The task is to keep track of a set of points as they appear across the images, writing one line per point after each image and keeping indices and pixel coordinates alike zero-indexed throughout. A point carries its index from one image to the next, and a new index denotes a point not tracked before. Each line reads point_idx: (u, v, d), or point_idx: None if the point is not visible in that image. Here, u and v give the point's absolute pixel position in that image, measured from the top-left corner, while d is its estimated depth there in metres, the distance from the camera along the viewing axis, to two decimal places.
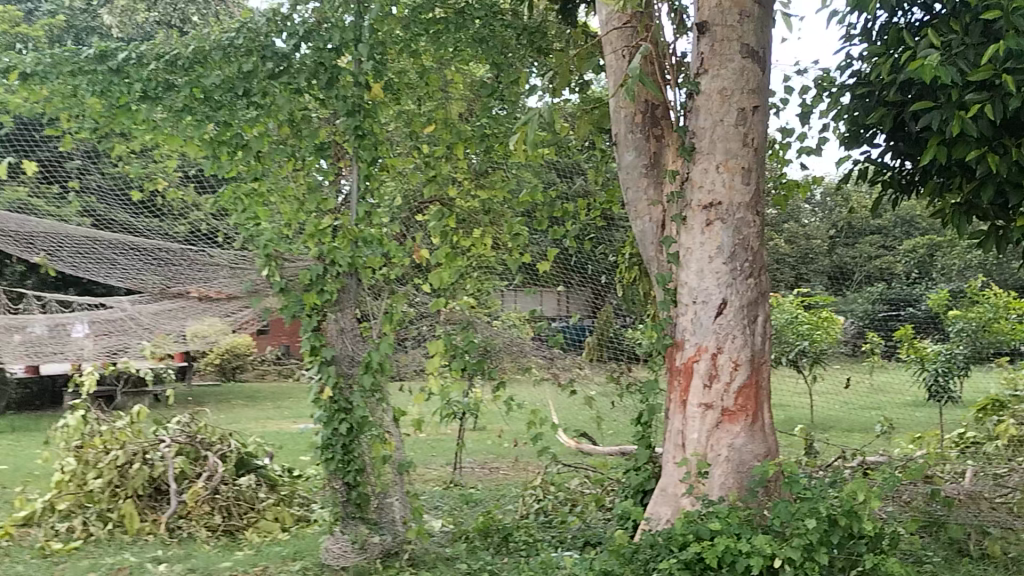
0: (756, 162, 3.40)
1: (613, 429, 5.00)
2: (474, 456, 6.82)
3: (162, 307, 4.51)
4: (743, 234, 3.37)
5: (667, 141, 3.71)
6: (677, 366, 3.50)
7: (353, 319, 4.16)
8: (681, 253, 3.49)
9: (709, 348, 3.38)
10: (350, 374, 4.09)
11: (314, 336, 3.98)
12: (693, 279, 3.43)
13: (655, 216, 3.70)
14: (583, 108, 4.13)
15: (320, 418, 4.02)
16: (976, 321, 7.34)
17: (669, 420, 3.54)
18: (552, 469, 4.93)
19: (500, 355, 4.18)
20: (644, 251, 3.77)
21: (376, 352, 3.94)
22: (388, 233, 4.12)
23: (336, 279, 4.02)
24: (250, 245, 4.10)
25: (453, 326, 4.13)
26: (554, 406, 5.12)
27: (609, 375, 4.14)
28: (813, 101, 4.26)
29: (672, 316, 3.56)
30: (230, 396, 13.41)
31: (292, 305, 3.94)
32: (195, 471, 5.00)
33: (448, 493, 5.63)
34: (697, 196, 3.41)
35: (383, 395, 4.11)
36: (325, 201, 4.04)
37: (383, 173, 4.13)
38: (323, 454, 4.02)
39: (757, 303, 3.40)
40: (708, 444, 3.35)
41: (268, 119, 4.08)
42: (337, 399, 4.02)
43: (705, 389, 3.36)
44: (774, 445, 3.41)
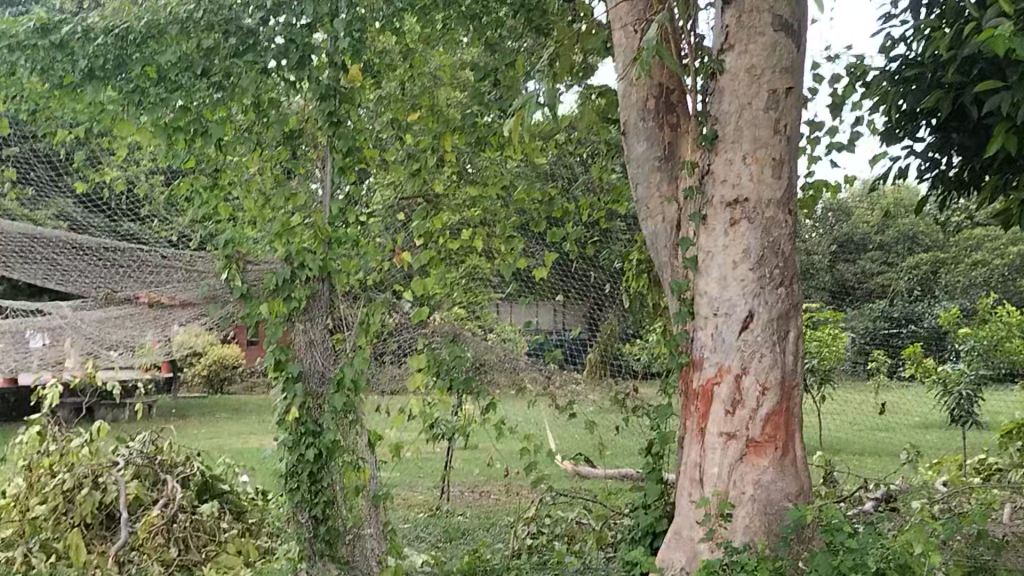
0: (789, 153, 2.94)
1: (614, 455, 4.53)
2: (461, 480, 6.35)
3: (107, 315, 3.68)
4: (773, 236, 2.90)
5: (683, 130, 3.24)
6: (693, 389, 3.03)
7: (325, 331, 3.61)
8: (700, 258, 3.02)
9: (732, 369, 2.90)
10: (320, 392, 3.58)
11: (280, 350, 3.52)
12: (714, 287, 2.95)
13: (669, 215, 3.23)
14: (587, 96, 3.67)
15: (285, 444, 3.53)
16: (988, 339, 6.64)
17: (684, 450, 3.06)
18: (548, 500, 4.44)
19: (491, 373, 3.70)
20: (657, 256, 3.31)
21: (350, 368, 3.46)
22: (366, 233, 3.66)
23: (307, 285, 3.53)
24: (210, 244, 3.63)
25: (438, 340, 3.65)
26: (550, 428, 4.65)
27: (614, 396, 3.67)
28: (845, 92, 3.81)
29: (688, 331, 3.09)
30: (213, 408, 12.97)
31: (256, 314, 3.48)
32: (151, 497, 4.50)
33: (431, 524, 5.14)
34: (720, 191, 2.95)
35: (357, 416, 3.62)
36: (294, 196, 3.56)
37: (361, 166, 3.64)
38: (287, 486, 3.55)
39: (789, 317, 2.93)
40: (730, 481, 2.87)
41: (231, 103, 3.62)
42: (305, 421, 3.54)
43: (727, 418, 2.88)
44: (807, 482, 2.93)
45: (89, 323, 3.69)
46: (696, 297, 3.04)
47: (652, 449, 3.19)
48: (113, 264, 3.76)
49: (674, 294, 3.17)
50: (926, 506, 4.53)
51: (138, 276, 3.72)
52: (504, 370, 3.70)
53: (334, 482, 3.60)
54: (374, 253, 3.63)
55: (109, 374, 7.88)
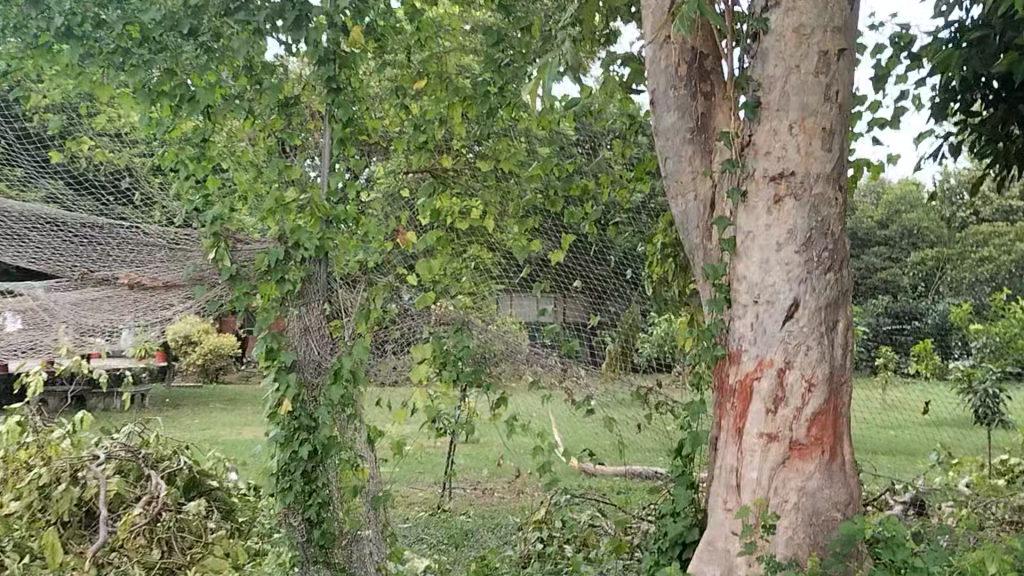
0: (840, 122, 2.63)
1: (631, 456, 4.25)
2: (465, 476, 6.06)
3: (84, 296, 3.43)
4: (822, 215, 2.60)
5: (718, 98, 2.94)
6: (729, 385, 2.73)
7: (322, 317, 3.31)
8: (738, 239, 2.72)
9: (774, 363, 2.60)
10: (316, 383, 3.28)
11: (271, 337, 3.23)
12: (755, 272, 2.65)
13: (702, 193, 2.93)
14: (609, 64, 3.37)
15: (276, 438, 3.23)
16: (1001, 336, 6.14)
17: (718, 452, 2.77)
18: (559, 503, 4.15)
19: (502, 365, 3.40)
20: (687, 238, 3.01)
21: (347, 358, 3.17)
22: (368, 211, 3.36)
23: (301, 266, 3.24)
24: (196, 221, 3.33)
25: (444, 330, 3.36)
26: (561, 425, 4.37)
27: (636, 392, 3.37)
28: (889, 63, 3.52)
29: (723, 320, 2.79)
30: (208, 398, 12.69)
31: (246, 297, 3.20)
32: (133, 493, 4.19)
33: (433, 525, 4.86)
34: (762, 165, 2.65)
35: (356, 411, 3.32)
36: (289, 169, 3.26)
37: (362, 137, 3.35)
38: (277, 484, 3.25)
39: (838, 306, 2.63)
40: (771, 488, 2.58)
41: (222, 68, 3.31)
42: (298, 415, 3.23)
43: (768, 418, 2.59)
44: (856, 489, 2.64)
45: (65, 305, 3.42)
46: (733, 283, 2.74)
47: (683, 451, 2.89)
48: (90, 241, 3.45)
49: (708, 280, 2.87)
50: (962, 513, 4.24)
51: (118, 255, 3.41)
52: (515, 362, 3.40)
53: (330, 482, 3.30)
54: (375, 233, 3.33)
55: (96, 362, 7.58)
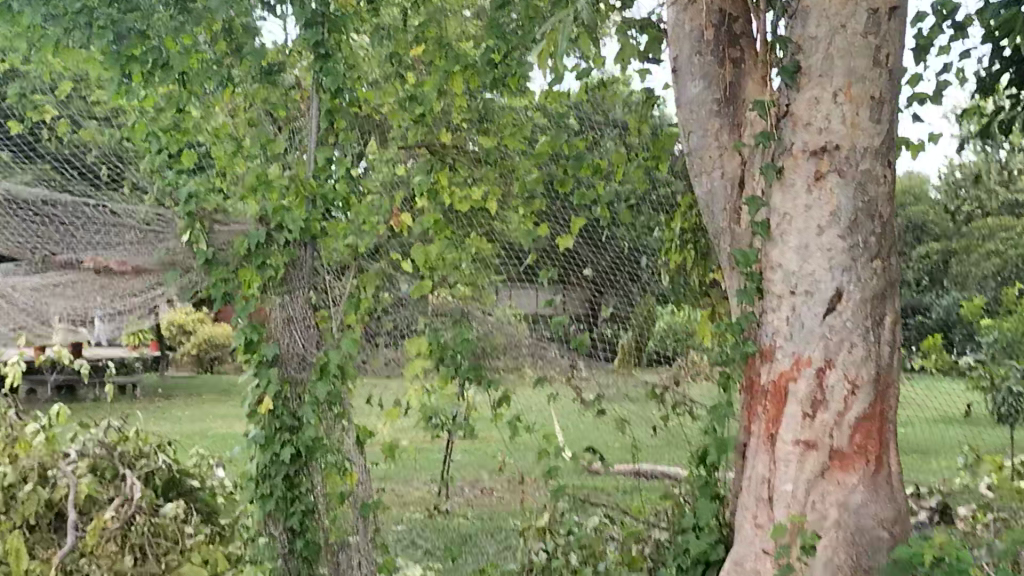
0: (889, 90, 2.34)
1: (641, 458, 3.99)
2: (462, 475, 5.79)
3: (46, 282, 3.00)
4: (869, 195, 2.30)
5: (748, 65, 2.65)
6: (759, 386, 2.44)
7: (307, 306, 3.02)
8: (773, 222, 2.41)
9: (812, 362, 2.30)
10: (300, 380, 2.99)
11: (251, 328, 2.93)
12: (792, 259, 2.35)
13: (730, 171, 2.62)
14: (625, 31, 3.08)
15: (256, 440, 2.91)
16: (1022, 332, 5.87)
17: (747, 461, 2.47)
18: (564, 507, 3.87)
19: (505, 361, 3.10)
20: (712, 222, 2.69)
21: (335, 351, 2.88)
22: (358, 190, 3.06)
23: (285, 251, 2.95)
24: (169, 200, 3.02)
25: (442, 321, 3.06)
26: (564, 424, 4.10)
27: (651, 391, 3.08)
28: (931, 33, 3.22)
29: (754, 313, 2.48)
30: (201, 388, 12.41)
31: (223, 285, 2.93)
32: (105, 496, 3.86)
33: (429, 529, 4.59)
34: (802, 139, 2.35)
35: (344, 410, 3.02)
36: (273, 143, 2.97)
37: (353, 110, 3.04)
38: (256, 491, 2.93)
39: (885, 298, 2.33)
40: (808, 502, 2.29)
41: (199, 31, 3.00)
42: (280, 414, 2.93)
43: (806, 424, 2.29)
44: (904, 504, 2.35)
45: (20, 292, 3.00)
46: (766, 272, 2.44)
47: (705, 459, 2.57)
48: (49, 220, 3.05)
49: (738, 269, 2.56)
50: (993, 522, 3.97)
51: (82, 236, 3.05)
52: (519, 357, 3.11)
53: (315, 489, 3.00)
54: (366, 214, 3.03)
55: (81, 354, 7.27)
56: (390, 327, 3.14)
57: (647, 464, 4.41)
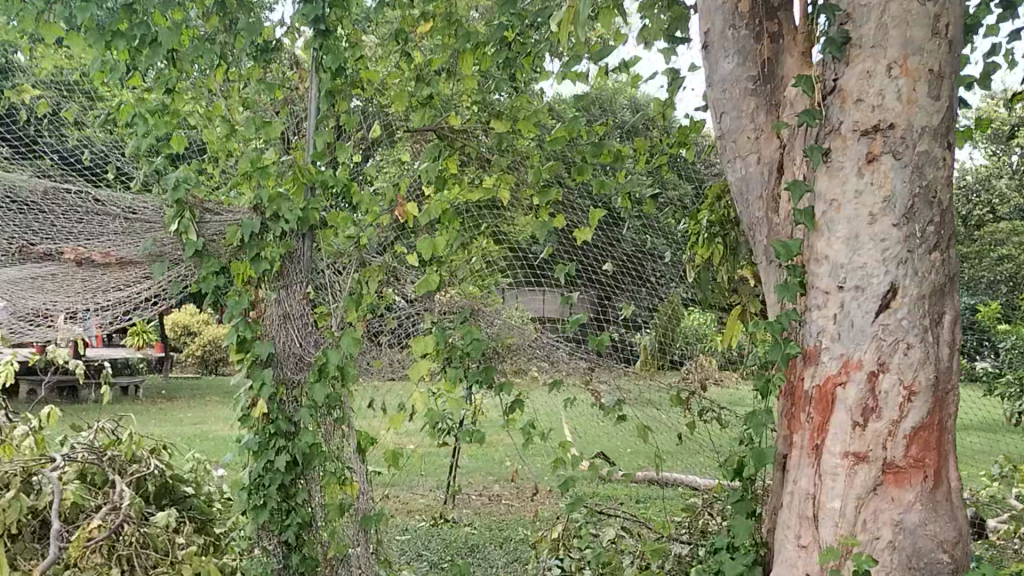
0: (949, 63, 2.10)
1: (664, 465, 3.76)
2: (469, 481, 5.57)
3: (24, 274, 2.88)
4: (926, 179, 2.06)
5: (785, 40, 2.42)
6: (802, 392, 2.21)
7: (304, 302, 2.79)
8: (819, 209, 2.17)
9: (863, 365, 2.07)
10: (297, 381, 2.76)
11: (245, 326, 2.70)
12: (840, 250, 2.12)
13: (768, 155, 2.39)
14: (650, 7, 2.84)
15: (249, 446, 2.67)
16: None
17: (788, 474, 2.24)
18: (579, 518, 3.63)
19: (520, 363, 2.86)
20: (747, 212, 2.45)
21: (334, 351, 2.65)
22: (362, 178, 2.84)
23: (282, 242, 2.72)
24: (157, 186, 2.79)
25: (451, 319, 2.83)
26: (582, 429, 3.86)
27: (677, 396, 2.84)
28: (978, 11, 2.98)
29: (797, 311, 2.24)
30: (203, 391, 12.20)
31: (215, 278, 2.70)
32: (93, 503, 3.63)
33: (434, 540, 4.36)
34: (852, 117, 2.11)
35: (344, 414, 2.79)
36: (269, 126, 2.74)
37: (355, 90, 2.81)
38: (248, 501, 2.68)
39: (943, 294, 2.09)
40: (858, 521, 2.06)
41: (190, 4, 2.77)
42: (275, 418, 2.69)
43: (856, 435, 2.06)
44: (965, 523, 2.11)
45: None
46: (810, 265, 2.21)
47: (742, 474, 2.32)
48: (31, 207, 2.91)
49: (780, 262, 2.32)
50: None
51: (62, 226, 2.87)
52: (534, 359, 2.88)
53: (313, 500, 2.76)
54: (369, 203, 2.80)
55: (81, 358, 7.71)
56: (394, 326, 2.91)
57: (668, 472, 4.19)
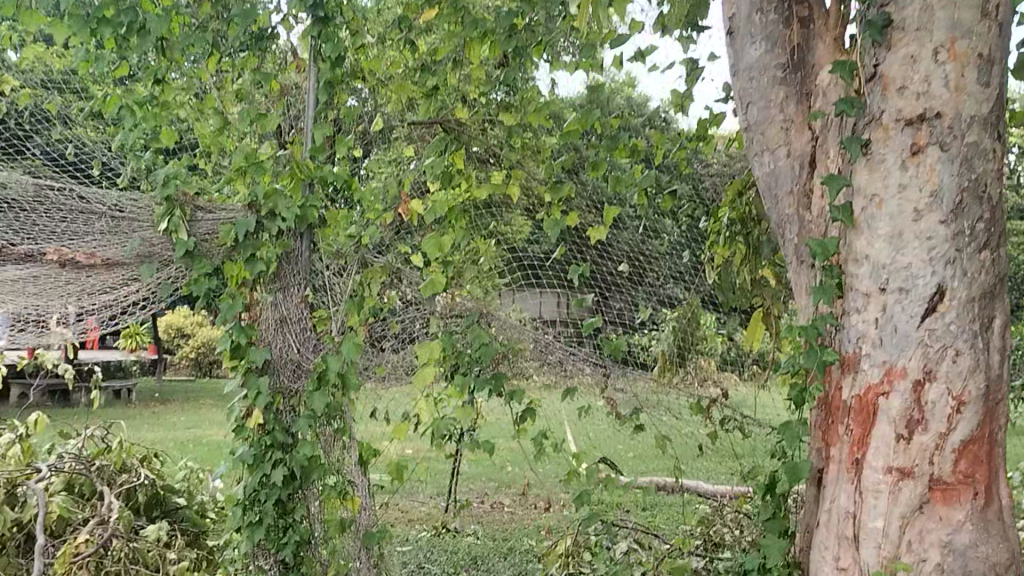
0: (999, 47, 1.94)
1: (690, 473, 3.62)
2: (470, 487, 5.43)
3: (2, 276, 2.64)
4: (976, 172, 1.91)
5: (818, 23, 2.25)
6: (839, 402, 2.06)
7: (302, 305, 2.62)
8: (858, 205, 2.02)
9: (907, 374, 1.92)
10: (295, 390, 2.59)
11: (239, 331, 2.52)
12: (882, 249, 1.96)
13: (800, 147, 2.23)
14: None
15: (244, 459, 2.51)
16: None
17: (824, 489, 2.09)
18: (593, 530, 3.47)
19: (532, 369, 2.72)
20: (775, 209, 2.29)
21: (334, 357, 2.49)
22: (364, 174, 2.69)
23: (278, 242, 2.55)
24: (145, 183, 2.62)
25: (458, 323, 2.67)
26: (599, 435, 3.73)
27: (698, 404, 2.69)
28: None
29: (834, 315, 2.09)
30: (196, 393, 12.04)
31: (208, 280, 2.54)
32: (80, 516, 3.46)
33: (436, 551, 4.21)
34: (895, 106, 1.96)
35: (345, 424, 2.62)
36: (264, 119, 2.58)
37: (356, 81, 2.65)
38: (242, 518, 2.51)
39: (994, 297, 1.93)
40: (903, 542, 1.91)
41: None
42: (271, 429, 2.53)
43: (900, 450, 1.91)
44: (1016, 542, 1.96)
45: None
46: (849, 266, 2.05)
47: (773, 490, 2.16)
48: (10, 206, 2.68)
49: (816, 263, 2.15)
50: None
51: (44, 224, 2.67)
52: (546, 366, 2.72)
53: (312, 516, 2.60)
54: (371, 200, 2.64)
55: (70, 362, 7.73)
56: (398, 330, 2.74)
57: (693, 482, 4.07)
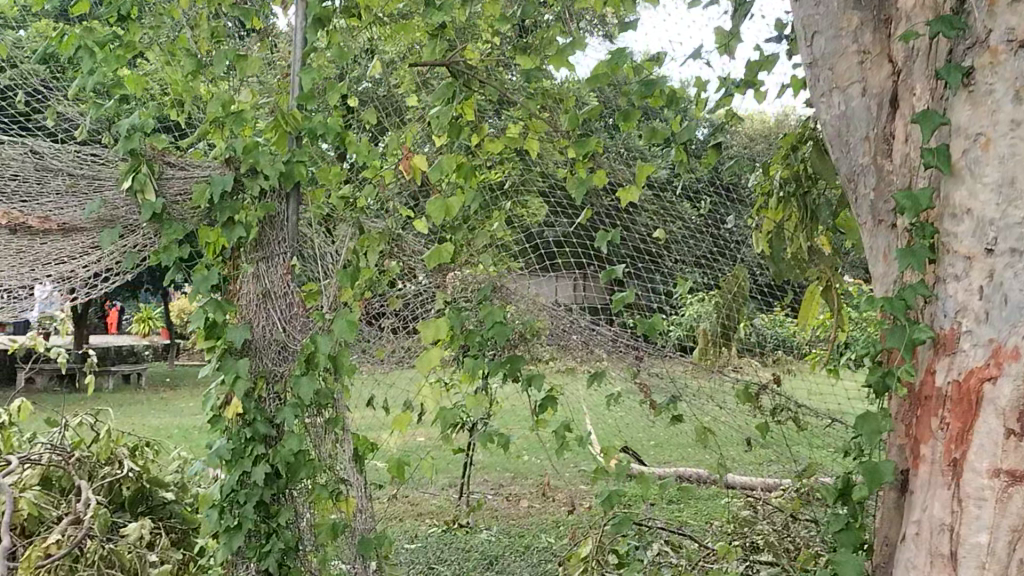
0: None
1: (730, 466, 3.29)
2: (485, 479, 5.12)
3: None
4: None
5: None
6: (933, 391, 1.69)
7: (289, 277, 2.27)
8: (956, 149, 1.65)
9: (1021, 355, 1.54)
10: (280, 374, 2.24)
11: (214, 306, 2.17)
12: (988, 202, 1.59)
13: (878, 83, 1.85)
14: None
15: (220, 455, 2.16)
16: None
17: (911, 495, 1.73)
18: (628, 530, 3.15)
19: (551, 351, 2.40)
20: (849, 160, 1.93)
21: (324, 337, 2.14)
22: (359, 125, 2.33)
23: (260, 204, 2.20)
24: (108, 136, 2.27)
25: (469, 299, 2.31)
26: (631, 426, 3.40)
27: (746, 391, 2.32)
28: None
29: (923, 285, 1.72)
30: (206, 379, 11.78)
31: (178, 248, 2.19)
32: (52, 513, 3.13)
33: (447, 549, 3.86)
34: (1005, 24, 1.59)
35: (337, 415, 2.28)
36: (245, 61, 2.22)
37: (350, 18, 2.29)
38: (219, 523, 2.17)
39: None
40: (1013, 562, 1.55)
41: None
42: (252, 420, 2.18)
43: (1010, 449, 1.54)
44: None
45: None
46: (943, 223, 1.68)
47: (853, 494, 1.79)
48: None
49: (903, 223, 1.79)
50: None
51: None
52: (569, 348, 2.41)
53: (300, 521, 2.25)
54: (368, 157, 2.29)
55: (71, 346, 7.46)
56: (399, 307, 2.38)
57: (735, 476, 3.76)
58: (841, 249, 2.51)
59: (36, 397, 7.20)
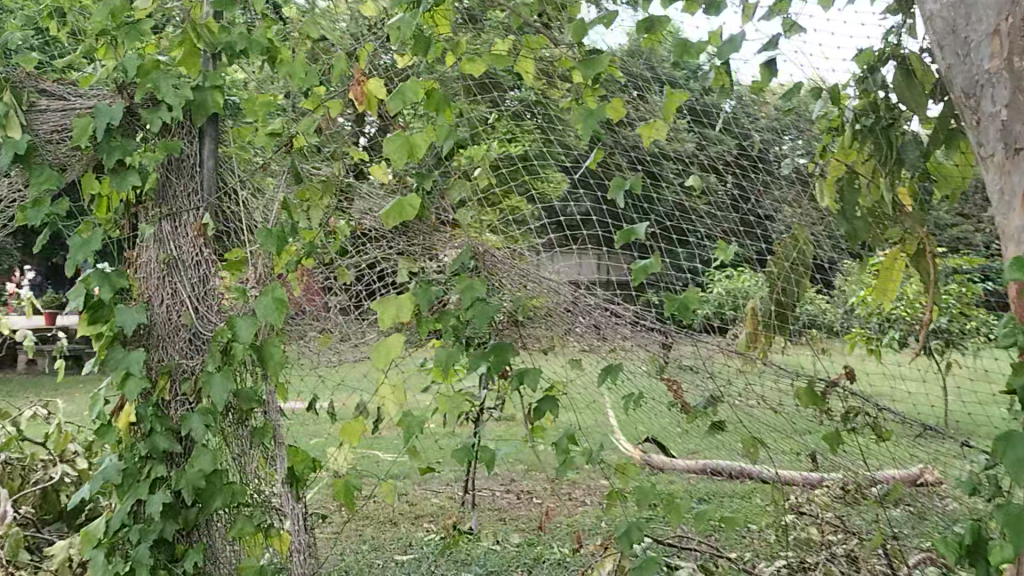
0: None
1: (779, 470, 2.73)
2: (494, 474, 4.57)
3: None
4: None
5: None
6: None
7: (199, 242, 1.71)
8: None
9: None
10: (187, 371, 1.69)
11: (100, 279, 1.63)
12: None
13: None
14: None
15: (107, 478, 1.63)
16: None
17: None
18: (658, 549, 2.58)
19: (552, 337, 1.85)
20: (968, 69, 1.33)
21: (243, 321, 1.59)
22: (298, 44, 1.76)
23: (162, 143, 1.65)
24: None
25: (442, 272, 1.75)
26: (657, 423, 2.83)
27: (812, 389, 1.73)
28: None
29: None
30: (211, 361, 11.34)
31: (53, 203, 1.65)
32: None
33: (444, 563, 3.31)
34: None
35: (268, 425, 1.73)
36: None
37: None
38: (106, 569, 1.63)
39: None
40: None
41: None
42: (149, 433, 1.65)
43: None
44: None
45: None
46: None
47: (987, 555, 1.25)
48: None
49: None
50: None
51: None
52: (576, 335, 1.84)
53: (219, 563, 1.72)
54: (310, 84, 1.73)
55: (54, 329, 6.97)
56: (349, 280, 1.80)
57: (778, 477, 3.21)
58: (930, 203, 1.92)
59: (22, 384, 6.74)
